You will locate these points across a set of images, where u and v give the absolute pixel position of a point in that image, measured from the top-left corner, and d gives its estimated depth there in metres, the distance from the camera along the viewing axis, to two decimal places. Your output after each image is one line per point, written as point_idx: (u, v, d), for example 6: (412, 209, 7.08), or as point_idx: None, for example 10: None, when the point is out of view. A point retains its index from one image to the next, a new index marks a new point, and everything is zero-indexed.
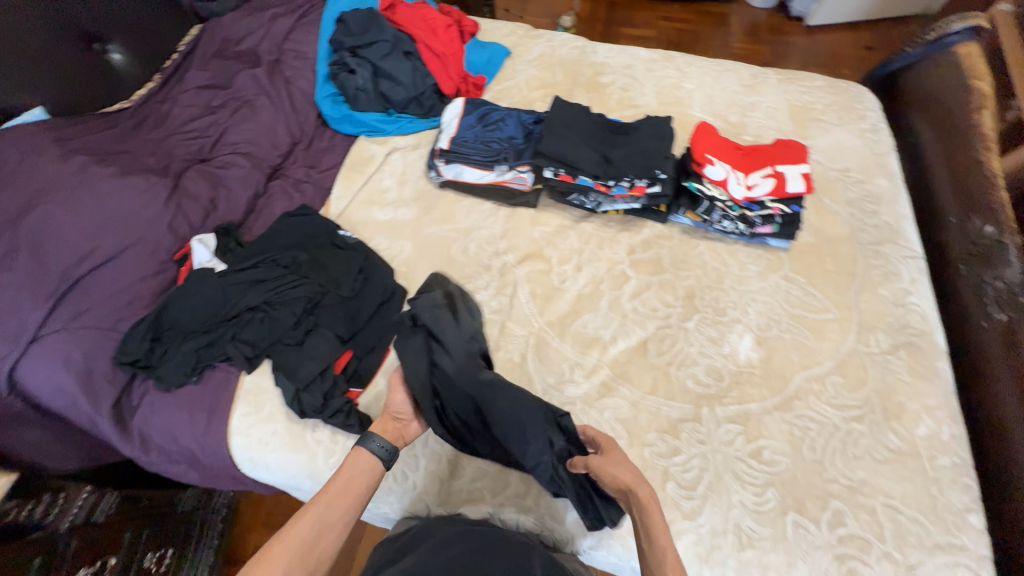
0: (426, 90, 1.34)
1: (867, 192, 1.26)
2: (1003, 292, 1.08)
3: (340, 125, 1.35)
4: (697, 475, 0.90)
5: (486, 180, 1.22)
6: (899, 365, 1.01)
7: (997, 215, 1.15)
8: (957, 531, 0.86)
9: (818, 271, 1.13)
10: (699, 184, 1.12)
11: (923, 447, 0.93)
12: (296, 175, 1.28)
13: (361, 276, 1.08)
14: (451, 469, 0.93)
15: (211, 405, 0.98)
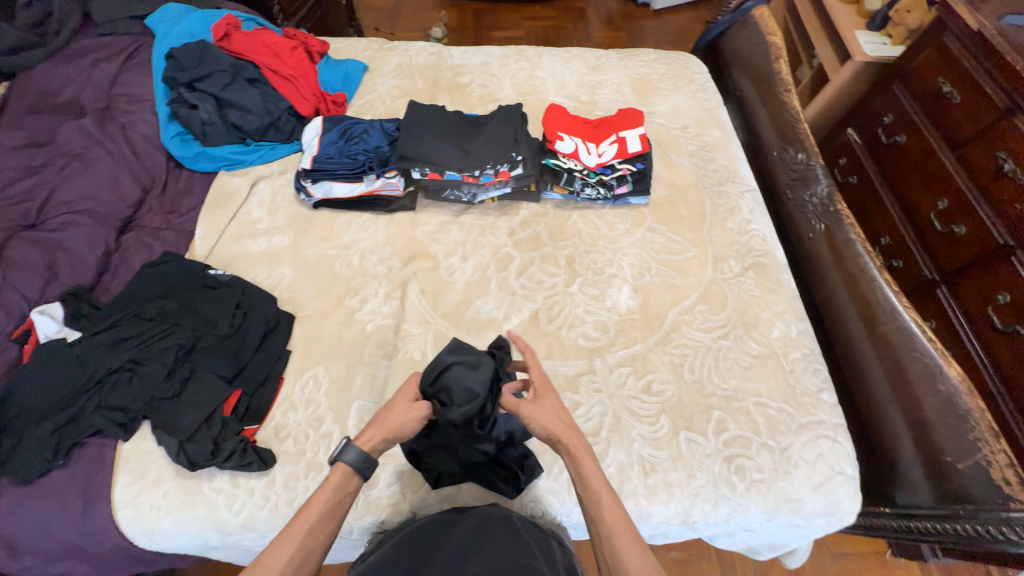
0: (281, 114, 1.33)
1: (704, 142, 1.43)
2: (819, 205, 1.29)
3: (196, 163, 1.29)
4: (598, 421, 0.97)
5: (357, 192, 1.22)
6: (750, 284, 1.16)
7: (804, 144, 1.38)
8: (814, 409, 1.01)
9: (674, 219, 1.27)
10: (555, 160, 1.22)
11: (779, 347, 1.08)
12: (152, 223, 1.19)
13: (240, 311, 1.04)
14: (366, 480, 0.91)
15: (86, 485, 0.89)
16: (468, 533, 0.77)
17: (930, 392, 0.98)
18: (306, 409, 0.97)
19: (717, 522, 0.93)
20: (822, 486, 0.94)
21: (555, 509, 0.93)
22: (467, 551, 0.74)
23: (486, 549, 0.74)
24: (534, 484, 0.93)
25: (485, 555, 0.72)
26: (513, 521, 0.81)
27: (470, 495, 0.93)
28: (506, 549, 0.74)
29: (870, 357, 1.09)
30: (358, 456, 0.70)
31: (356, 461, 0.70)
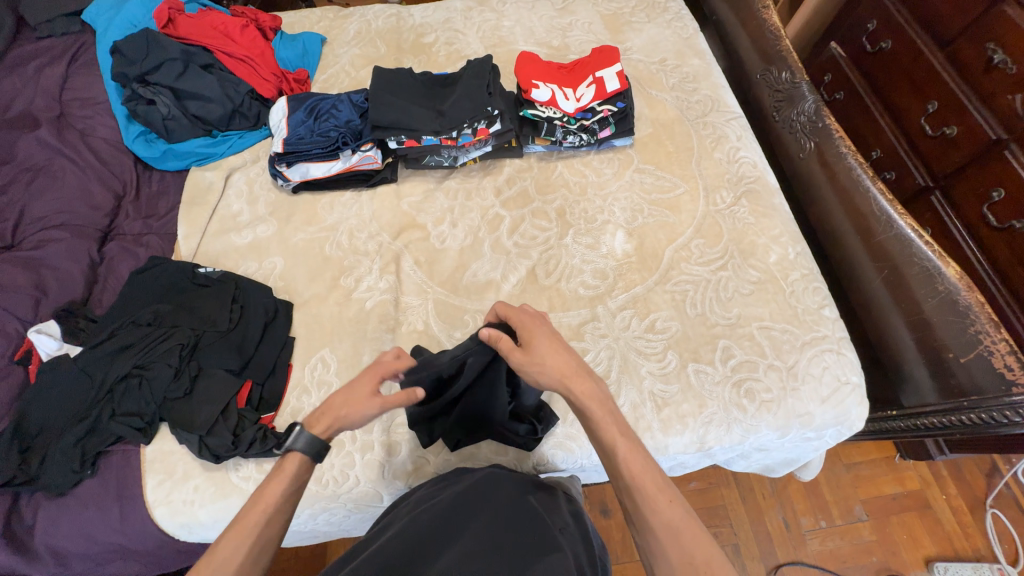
0: (244, 100, 1.27)
1: (684, 74, 1.37)
2: (807, 123, 1.26)
3: (165, 162, 1.24)
4: (607, 365, 0.99)
5: (335, 169, 1.19)
6: (744, 212, 1.15)
7: (787, 61, 1.33)
8: (817, 325, 1.02)
9: (661, 156, 1.24)
10: (533, 111, 1.17)
11: (778, 271, 1.08)
12: (133, 230, 1.17)
13: (237, 305, 1.03)
14: (388, 449, 0.93)
15: (119, 490, 0.91)
16: (480, 484, 0.82)
17: (930, 293, 0.98)
18: (320, 391, 0.98)
19: (732, 445, 0.97)
20: (831, 398, 0.97)
21: (573, 453, 0.96)
22: (483, 498, 0.79)
23: (501, 496, 0.79)
24: (550, 431, 0.96)
25: (501, 503, 0.77)
26: (516, 482, 0.85)
27: (489, 449, 0.96)
28: (517, 496, 0.80)
29: (870, 269, 1.10)
30: (312, 439, 0.70)
31: (309, 446, 0.70)
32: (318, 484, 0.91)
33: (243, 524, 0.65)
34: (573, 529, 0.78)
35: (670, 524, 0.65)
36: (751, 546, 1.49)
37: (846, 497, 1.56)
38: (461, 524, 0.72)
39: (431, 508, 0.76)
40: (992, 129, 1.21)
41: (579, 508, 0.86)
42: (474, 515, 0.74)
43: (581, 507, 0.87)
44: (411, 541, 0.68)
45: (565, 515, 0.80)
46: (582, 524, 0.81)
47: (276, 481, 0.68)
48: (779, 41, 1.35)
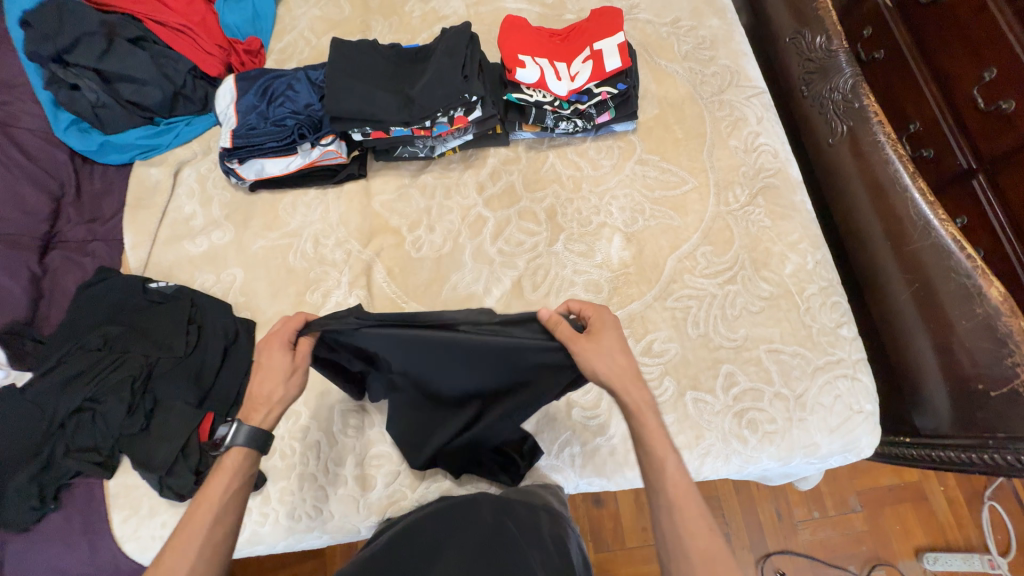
0: (186, 80, 1.10)
1: (700, 38, 1.17)
2: (840, 103, 1.08)
3: (106, 156, 1.10)
4: (597, 394, 0.91)
5: (295, 166, 1.04)
6: (759, 214, 1.01)
7: (824, 23, 1.12)
8: (832, 348, 0.92)
9: (668, 143, 1.08)
10: (518, 95, 1.00)
11: (793, 284, 0.96)
12: (76, 237, 1.05)
13: (193, 327, 0.94)
14: (362, 484, 0.88)
15: (85, 525, 0.87)
16: (454, 512, 0.73)
17: (965, 315, 0.87)
18: (287, 422, 0.90)
19: (729, 474, 0.90)
20: (840, 427, 0.89)
21: (562, 470, 0.89)
22: (455, 527, 0.69)
23: (472, 523, 0.69)
24: (534, 465, 0.88)
25: (471, 531, 0.67)
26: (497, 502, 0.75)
27: (470, 482, 0.89)
28: (493, 520, 0.70)
29: (898, 280, 0.97)
30: (254, 432, 0.66)
31: (250, 440, 0.66)
32: (290, 519, 0.86)
33: (198, 517, 0.60)
34: (553, 552, 0.66)
35: (705, 551, 0.58)
36: (743, 536, 1.50)
37: (841, 489, 1.54)
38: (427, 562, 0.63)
39: (404, 546, 0.68)
40: None
41: (563, 529, 0.72)
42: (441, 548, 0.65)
43: (568, 531, 0.73)
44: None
45: (547, 542, 0.67)
46: (563, 546, 0.68)
47: (220, 479, 0.64)
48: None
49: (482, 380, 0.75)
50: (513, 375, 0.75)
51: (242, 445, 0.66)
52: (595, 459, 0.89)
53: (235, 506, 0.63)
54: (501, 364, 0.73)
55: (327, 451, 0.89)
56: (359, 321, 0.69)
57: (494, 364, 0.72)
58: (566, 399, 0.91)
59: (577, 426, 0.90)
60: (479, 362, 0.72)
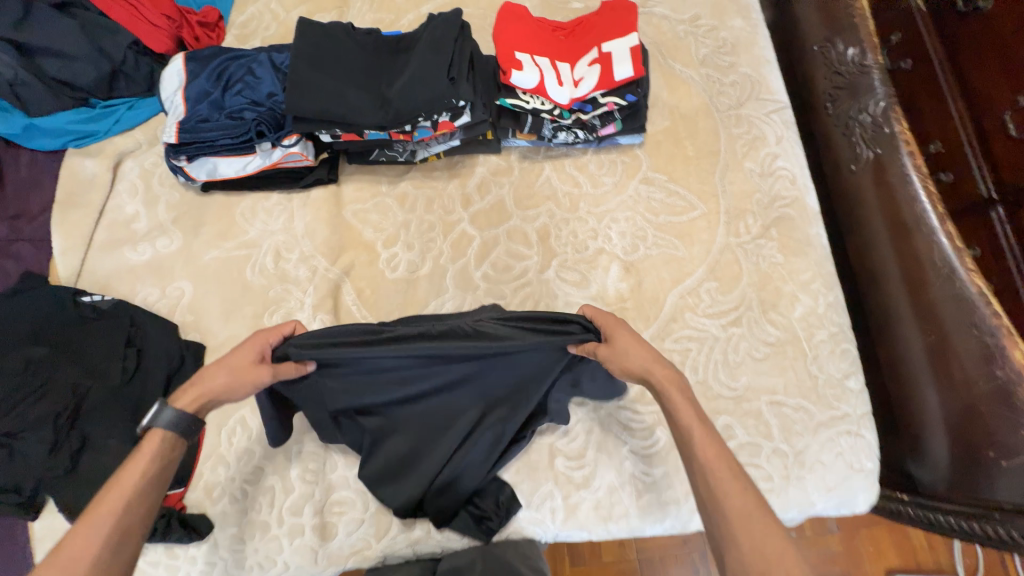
0: (125, 55, 0.94)
1: (720, 40, 1.04)
2: (869, 125, 0.97)
3: (32, 141, 0.95)
4: (583, 442, 0.83)
5: (253, 167, 0.91)
6: (770, 248, 0.92)
7: (858, 33, 1.00)
8: (837, 402, 0.86)
9: (677, 161, 0.97)
10: (512, 99, 0.87)
11: (802, 329, 0.88)
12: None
13: (133, 350, 0.83)
14: (321, 534, 0.79)
15: (8, 569, 0.78)
16: None
17: (985, 376, 0.81)
18: (239, 462, 0.81)
19: None
20: (838, 486, 0.83)
21: (540, 522, 0.82)
22: None
23: None
24: (511, 518, 0.81)
25: None
26: None
27: (440, 534, 0.81)
28: None
29: (912, 330, 0.90)
30: (178, 416, 0.59)
31: (174, 422, 0.59)
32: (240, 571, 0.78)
33: (108, 498, 0.53)
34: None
35: (742, 510, 0.51)
36: None
37: None
38: None
39: None
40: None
41: None
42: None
43: None
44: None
45: None
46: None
47: (134, 464, 0.56)
48: (852, 2, 1.01)
49: (481, 372, 0.71)
50: (517, 375, 0.73)
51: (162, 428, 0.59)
52: (577, 513, 0.82)
53: (155, 489, 0.56)
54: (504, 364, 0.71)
55: (283, 497, 0.80)
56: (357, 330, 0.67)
57: (498, 364, 0.71)
58: (550, 448, 0.83)
59: (560, 477, 0.83)
60: (486, 362, 0.70)
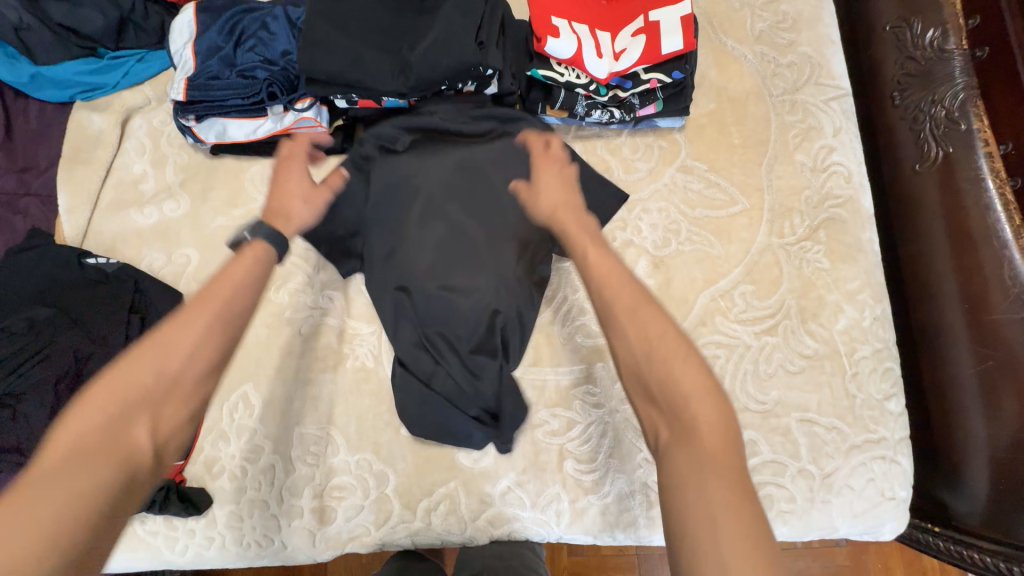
0: (135, 4, 0.89)
1: (780, 15, 0.93)
2: (941, 120, 0.87)
3: (39, 91, 0.90)
4: (595, 445, 0.79)
5: (264, 131, 0.85)
6: (816, 253, 0.84)
7: (940, 14, 0.89)
8: (874, 425, 0.79)
9: (720, 149, 0.88)
10: (545, 71, 0.79)
11: (843, 343, 0.81)
12: (4, 189, 0.88)
13: (136, 317, 0.81)
14: (320, 517, 0.78)
15: None
16: None
17: None
18: (240, 439, 0.79)
19: None
20: (865, 513, 0.78)
21: (544, 524, 0.79)
22: None
23: None
24: (514, 517, 0.78)
25: None
26: None
27: (440, 527, 0.79)
28: None
29: (965, 354, 0.82)
30: (274, 232, 0.65)
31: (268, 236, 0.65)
32: (239, 545, 0.77)
33: (197, 307, 0.56)
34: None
35: (712, 449, 0.48)
36: None
37: None
38: None
39: None
40: None
41: None
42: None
43: None
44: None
45: None
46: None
47: (235, 270, 0.61)
48: None
49: (478, 198, 0.82)
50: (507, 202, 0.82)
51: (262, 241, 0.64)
52: (584, 518, 0.78)
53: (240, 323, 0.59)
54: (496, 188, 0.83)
55: (283, 478, 0.78)
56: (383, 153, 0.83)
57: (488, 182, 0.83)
58: (560, 449, 0.79)
59: (568, 480, 0.79)
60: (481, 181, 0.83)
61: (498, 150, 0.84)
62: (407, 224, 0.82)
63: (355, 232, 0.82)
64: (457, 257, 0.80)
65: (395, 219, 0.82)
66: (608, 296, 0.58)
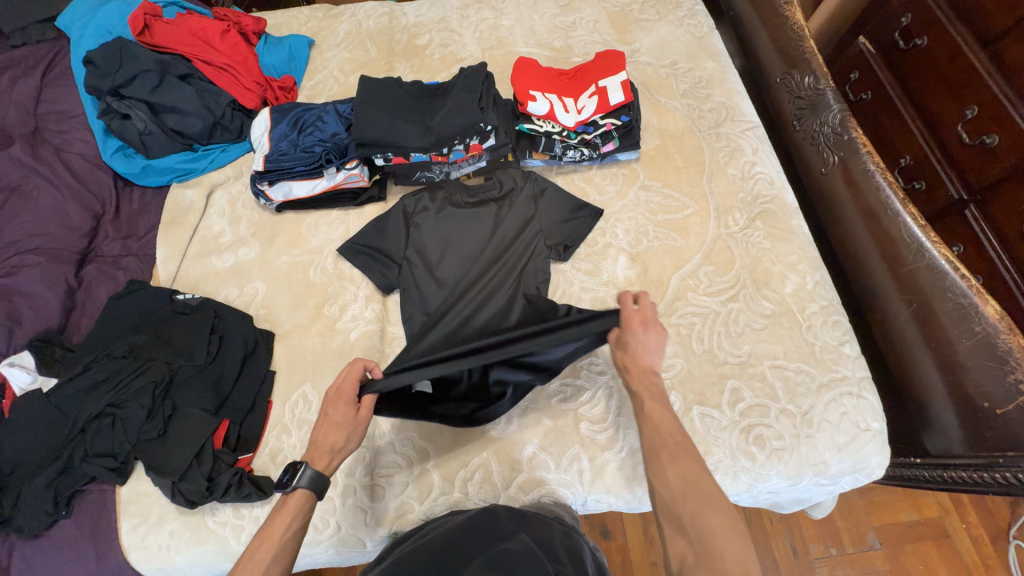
0: (225, 111, 1.21)
1: (697, 78, 1.27)
2: (831, 135, 1.15)
3: (146, 178, 1.19)
4: (604, 406, 0.93)
5: (320, 188, 1.12)
6: (757, 236, 1.06)
7: (811, 64, 1.21)
8: (835, 365, 0.93)
9: (669, 171, 1.15)
10: (529, 125, 1.09)
11: (794, 302, 0.99)
12: (113, 252, 1.12)
13: (216, 336, 0.98)
14: (370, 494, 0.89)
15: (94, 532, 0.87)
16: (468, 524, 0.79)
17: (965, 334, 0.89)
18: (300, 430, 0.92)
19: (738, 493, 0.90)
20: (848, 446, 0.89)
21: (572, 486, 0.89)
22: (476, 535, 0.75)
23: (487, 535, 0.74)
24: (542, 481, 0.89)
25: (486, 540, 0.73)
26: (502, 513, 0.81)
27: (477, 497, 0.88)
28: (513, 529, 0.76)
29: (897, 301, 1.00)
30: (316, 476, 0.72)
31: (312, 484, 0.72)
32: None
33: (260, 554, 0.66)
34: (568, 566, 0.71)
35: (699, 491, 0.62)
36: None
37: (858, 523, 1.44)
38: (456, 556, 0.70)
39: (425, 552, 0.73)
40: (957, 188, 1.26)
41: (576, 541, 0.80)
42: (471, 551, 0.70)
43: (578, 543, 0.80)
44: (425, 556, 0.72)
45: (560, 553, 0.74)
46: (577, 559, 0.75)
47: (281, 519, 0.70)
48: (802, 42, 1.24)
49: (493, 229, 1.08)
50: (515, 231, 1.07)
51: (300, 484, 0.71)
52: (603, 474, 0.89)
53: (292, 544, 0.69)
54: (507, 222, 1.08)
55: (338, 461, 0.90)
56: (424, 202, 1.11)
57: (501, 221, 1.09)
58: (574, 413, 0.92)
59: (585, 440, 0.91)
60: (495, 218, 1.09)
61: (503, 196, 1.12)
62: (438, 249, 1.07)
63: (394, 254, 1.07)
64: (477, 271, 1.04)
65: (429, 249, 1.07)
66: (654, 439, 0.68)
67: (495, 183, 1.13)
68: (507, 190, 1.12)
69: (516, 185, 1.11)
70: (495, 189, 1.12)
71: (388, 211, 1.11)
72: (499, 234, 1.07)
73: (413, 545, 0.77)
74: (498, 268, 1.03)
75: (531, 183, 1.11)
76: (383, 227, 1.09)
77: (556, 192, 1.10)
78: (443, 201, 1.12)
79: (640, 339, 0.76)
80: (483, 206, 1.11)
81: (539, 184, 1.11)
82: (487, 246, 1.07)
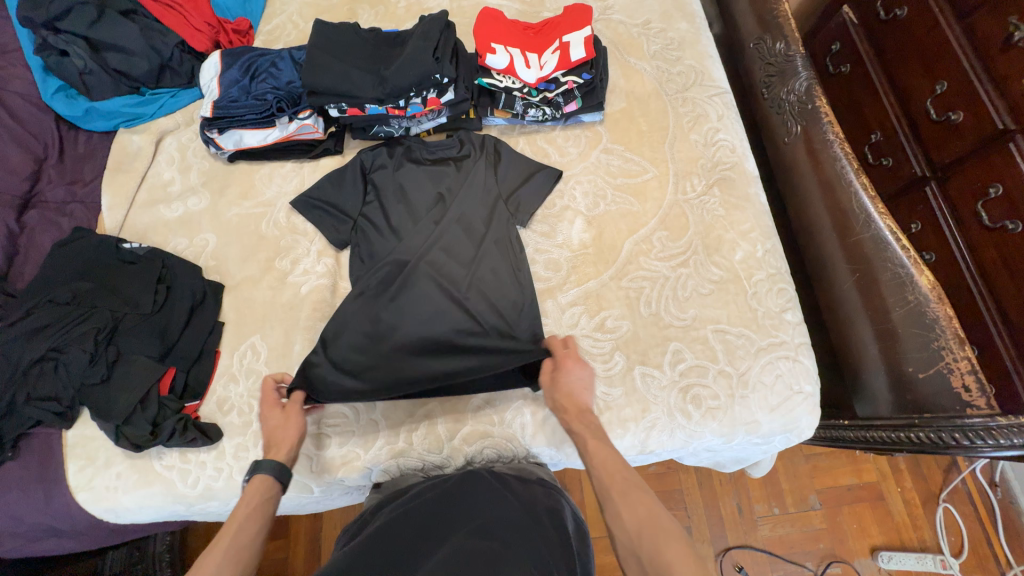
0: (172, 53, 1.15)
1: (669, 40, 1.23)
2: (796, 103, 1.14)
3: (90, 122, 1.14)
4: None
5: (272, 138, 1.08)
6: (713, 204, 1.06)
7: (783, 30, 1.19)
8: (775, 331, 0.96)
9: (633, 135, 1.13)
10: (489, 80, 1.06)
11: (742, 269, 1.01)
12: (56, 198, 1.07)
13: (163, 286, 0.97)
14: (316, 442, 0.91)
15: (41, 473, 0.88)
16: (452, 489, 0.80)
17: (899, 302, 0.92)
18: (247, 380, 0.93)
19: (674, 449, 0.94)
20: (781, 406, 0.93)
21: (513, 439, 0.92)
22: (459, 503, 0.77)
23: (471, 504, 0.76)
24: (485, 433, 0.91)
25: (469, 511, 0.74)
26: (488, 477, 0.83)
27: (421, 447, 0.91)
28: (497, 495, 0.78)
29: (842, 271, 1.02)
30: (276, 463, 0.75)
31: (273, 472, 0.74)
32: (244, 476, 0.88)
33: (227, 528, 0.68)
34: (548, 528, 0.73)
35: (649, 519, 0.65)
36: (703, 529, 1.48)
37: (802, 486, 1.52)
38: (435, 530, 0.71)
39: (404, 520, 0.74)
40: (921, 164, 1.26)
41: (558, 502, 0.82)
42: (452, 526, 0.71)
43: (560, 503, 0.82)
44: (406, 531, 0.72)
45: (545, 521, 0.75)
46: (559, 521, 0.77)
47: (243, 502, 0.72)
48: (777, 6, 1.21)
49: (449, 189, 1.05)
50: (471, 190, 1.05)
51: (260, 474, 0.74)
52: (543, 429, 0.92)
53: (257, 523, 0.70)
54: (463, 181, 1.06)
55: None
56: (380, 160, 1.07)
57: (458, 180, 1.06)
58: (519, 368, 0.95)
59: (528, 395, 0.94)
60: (451, 177, 1.06)
61: (461, 154, 1.09)
62: (392, 211, 1.04)
63: (347, 213, 1.04)
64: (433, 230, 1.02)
65: (384, 208, 1.04)
66: (603, 481, 0.71)
67: (451, 143, 1.09)
68: (464, 149, 1.09)
69: (473, 142, 1.08)
70: (453, 147, 1.09)
71: (343, 171, 1.06)
72: (455, 192, 1.04)
73: (394, 513, 0.77)
74: (451, 225, 1.02)
75: (489, 140, 1.09)
76: (336, 183, 1.06)
77: (515, 153, 1.08)
78: (398, 159, 1.08)
79: (575, 377, 0.84)
80: (439, 166, 1.08)
81: (504, 149, 1.08)
82: (442, 206, 1.04)
